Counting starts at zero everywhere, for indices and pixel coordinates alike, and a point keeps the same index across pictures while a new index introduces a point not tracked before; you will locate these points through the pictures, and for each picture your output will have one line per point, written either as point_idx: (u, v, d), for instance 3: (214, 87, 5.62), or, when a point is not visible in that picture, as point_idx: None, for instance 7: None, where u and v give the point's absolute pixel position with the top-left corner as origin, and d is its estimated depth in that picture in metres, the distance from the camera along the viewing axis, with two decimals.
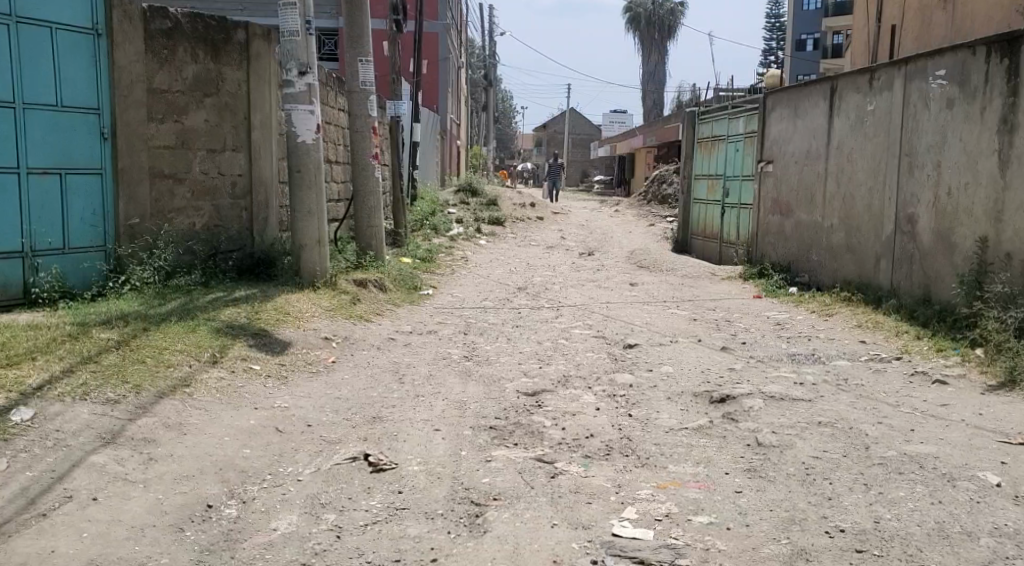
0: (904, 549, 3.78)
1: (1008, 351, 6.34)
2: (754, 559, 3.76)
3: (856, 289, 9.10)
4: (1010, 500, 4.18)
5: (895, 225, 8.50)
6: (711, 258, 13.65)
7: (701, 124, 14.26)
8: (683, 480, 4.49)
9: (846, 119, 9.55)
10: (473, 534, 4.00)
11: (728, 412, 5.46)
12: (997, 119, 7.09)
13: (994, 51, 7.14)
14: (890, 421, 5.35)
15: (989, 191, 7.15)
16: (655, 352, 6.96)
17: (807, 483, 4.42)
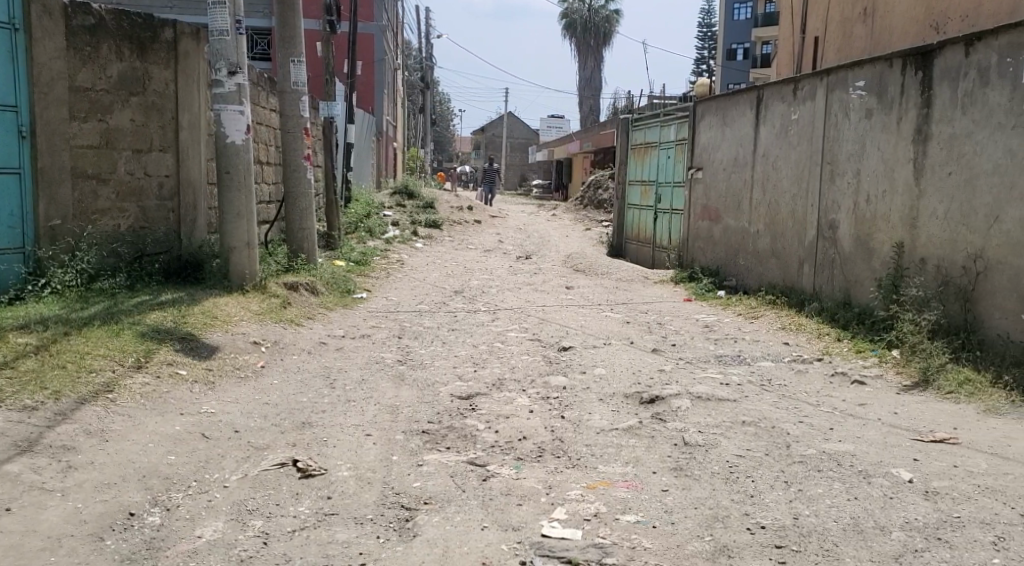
0: (821, 545, 3.91)
1: (922, 351, 6.60)
2: (678, 556, 3.85)
3: (782, 292, 9.35)
4: (920, 495, 4.34)
5: (818, 231, 8.76)
6: (645, 262, 13.85)
7: (635, 130, 14.47)
8: (612, 480, 4.56)
9: (772, 128, 9.81)
10: (403, 538, 4.00)
11: (657, 413, 5.56)
12: (912, 129, 7.36)
13: (909, 64, 7.41)
14: (810, 420, 5.52)
15: (905, 199, 7.41)
16: (589, 355, 7.05)
17: (730, 481, 4.54)
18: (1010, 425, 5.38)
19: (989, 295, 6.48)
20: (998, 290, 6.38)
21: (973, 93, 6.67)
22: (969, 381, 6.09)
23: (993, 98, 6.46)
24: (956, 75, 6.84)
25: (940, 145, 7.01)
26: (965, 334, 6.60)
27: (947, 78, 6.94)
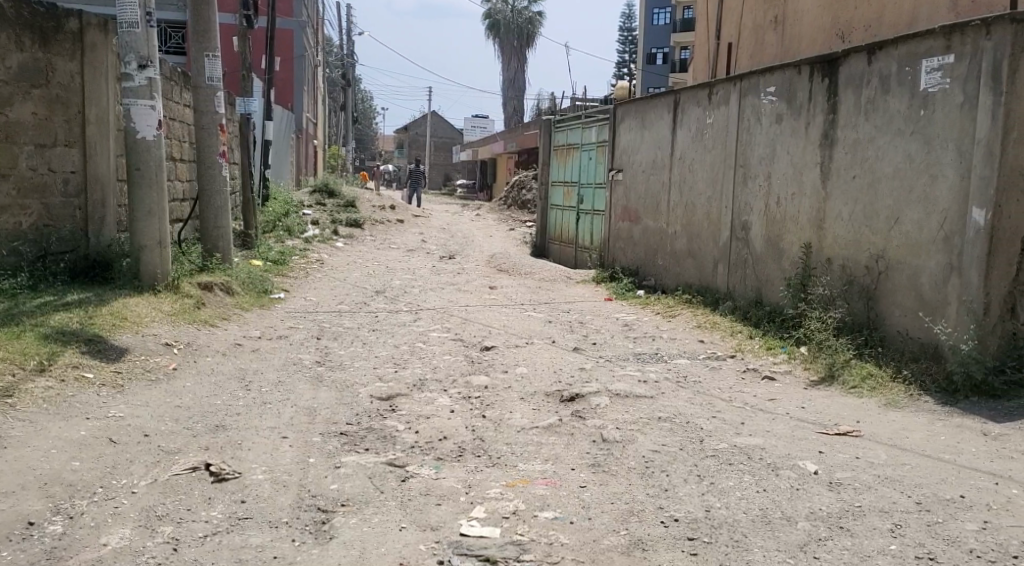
0: (731, 535, 4.01)
1: (828, 348, 6.83)
2: (594, 551, 3.91)
3: (698, 292, 9.57)
4: (825, 486, 4.50)
5: (732, 232, 8.99)
6: (567, 262, 13.98)
7: (557, 131, 14.59)
8: (531, 478, 4.59)
9: (688, 131, 10.03)
10: (319, 541, 3.97)
11: (577, 410, 5.64)
12: (819, 134, 7.61)
13: (816, 71, 7.67)
14: (723, 415, 5.66)
15: (813, 201, 7.67)
16: (510, 354, 7.10)
17: (646, 476, 4.63)
18: (908, 417, 5.61)
19: (889, 293, 6.74)
20: (898, 289, 6.64)
21: (875, 100, 6.93)
22: (871, 376, 6.35)
23: (893, 105, 6.73)
24: (859, 82, 7.11)
25: (844, 149, 7.27)
26: (868, 331, 6.86)
27: (851, 85, 7.20)
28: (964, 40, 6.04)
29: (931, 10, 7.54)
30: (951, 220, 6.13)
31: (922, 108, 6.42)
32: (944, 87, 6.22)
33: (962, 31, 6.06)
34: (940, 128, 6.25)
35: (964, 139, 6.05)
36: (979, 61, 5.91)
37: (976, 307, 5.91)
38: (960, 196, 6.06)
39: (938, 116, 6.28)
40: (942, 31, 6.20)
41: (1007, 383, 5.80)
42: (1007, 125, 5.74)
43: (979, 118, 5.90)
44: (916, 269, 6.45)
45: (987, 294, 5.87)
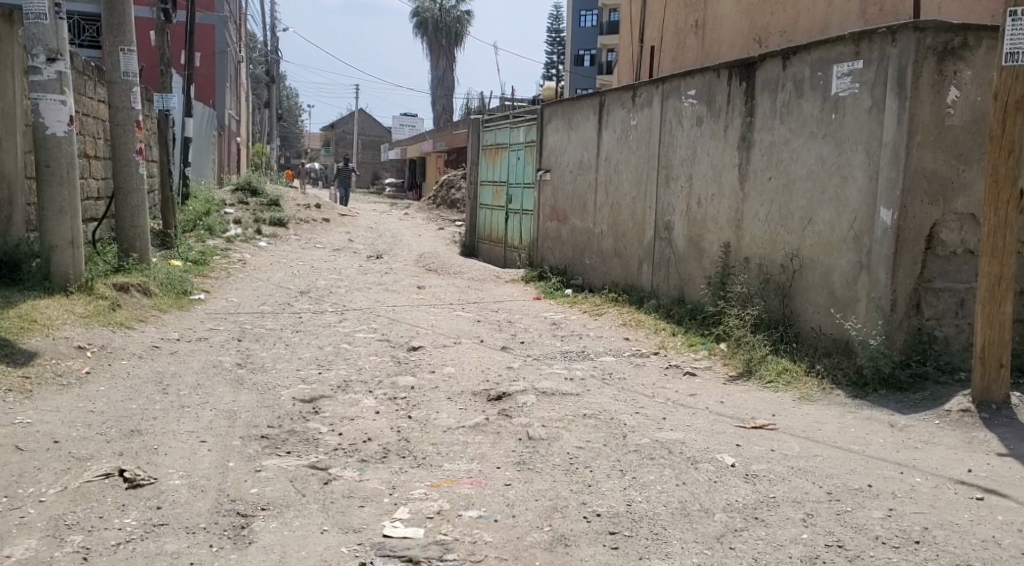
0: (652, 528, 4.07)
1: (746, 344, 7.02)
2: (517, 548, 3.92)
3: (624, 291, 9.71)
4: (742, 478, 4.62)
5: (655, 232, 9.15)
6: (497, 262, 14.02)
7: (485, 131, 14.62)
8: (457, 477, 4.60)
9: (613, 133, 10.17)
10: (238, 546, 3.91)
11: (504, 409, 5.67)
12: (737, 137, 7.80)
13: (734, 75, 7.86)
14: (646, 411, 5.76)
15: (732, 202, 7.86)
16: (437, 354, 7.09)
17: (570, 472, 4.68)
18: (821, 411, 5.80)
19: (803, 291, 6.96)
20: (811, 287, 6.86)
21: (790, 104, 7.14)
22: (786, 370, 6.54)
23: (806, 108, 6.94)
24: (774, 85, 7.31)
25: (761, 151, 7.47)
26: (783, 327, 7.07)
27: (768, 89, 7.40)
28: (872, 46, 6.27)
29: (843, 17, 7.80)
30: (861, 220, 6.35)
31: (833, 112, 6.64)
32: (854, 91, 6.44)
33: (870, 38, 6.28)
34: (851, 131, 6.47)
35: (872, 142, 6.27)
36: (886, 66, 6.14)
37: (883, 304, 6.12)
38: (869, 197, 6.28)
39: (848, 120, 6.50)
40: (852, 37, 6.42)
41: (913, 376, 6.03)
42: (912, 128, 5.97)
43: (886, 122, 6.13)
44: (828, 267, 6.67)
45: (894, 292, 6.10)
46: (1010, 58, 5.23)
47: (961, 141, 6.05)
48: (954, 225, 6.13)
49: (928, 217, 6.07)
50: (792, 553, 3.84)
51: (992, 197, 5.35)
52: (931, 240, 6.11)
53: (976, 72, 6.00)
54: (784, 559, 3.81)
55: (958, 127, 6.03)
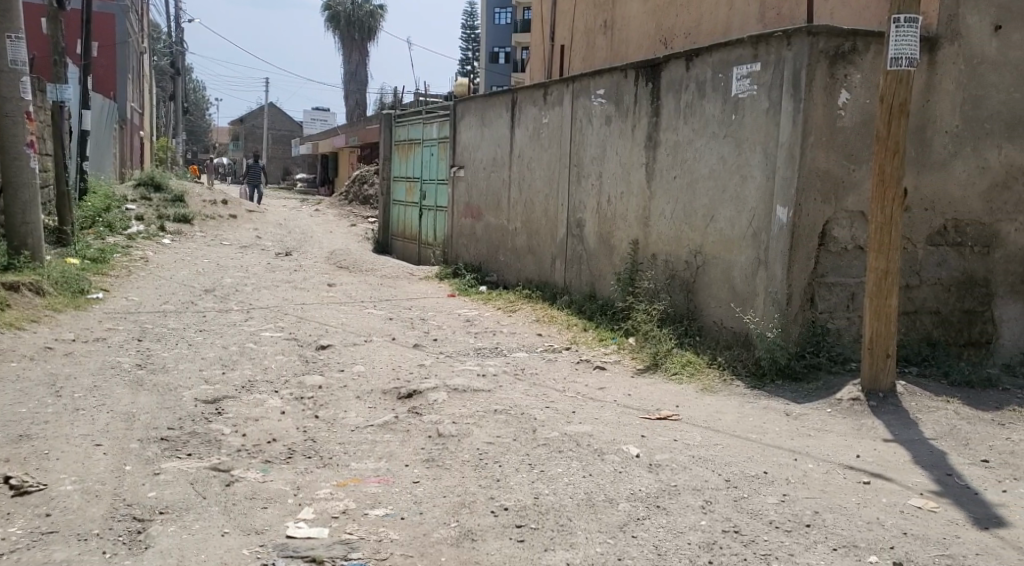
0: (557, 520, 4.12)
1: (653, 338, 7.18)
2: (423, 544, 3.91)
3: (537, 287, 9.82)
4: (646, 468, 4.73)
5: (567, 229, 9.27)
6: (411, 259, 13.96)
7: (398, 127, 14.53)
8: (363, 476, 4.57)
9: (525, 130, 10.26)
10: (132, 551, 3.82)
11: (414, 406, 5.66)
12: (644, 136, 7.96)
13: (640, 75, 8.02)
14: (555, 405, 5.83)
15: (640, 199, 8.03)
16: (347, 353, 7.02)
17: (479, 467, 4.71)
18: (722, 401, 5.97)
19: (707, 286, 7.15)
20: (713, 282, 7.06)
21: (692, 104, 7.32)
22: (690, 363, 6.72)
23: (708, 109, 7.13)
24: (679, 86, 7.48)
25: (666, 151, 7.64)
26: (687, 321, 7.26)
27: (672, 90, 7.58)
28: (769, 50, 6.48)
29: (743, 20, 8.04)
30: (759, 218, 6.57)
31: (733, 113, 6.84)
32: (752, 93, 6.64)
33: (767, 41, 6.49)
34: (750, 131, 6.67)
35: (769, 142, 6.49)
36: (782, 69, 6.36)
37: (780, 298, 6.34)
38: (766, 196, 6.49)
39: (747, 120, 6.71)
40: (750, 40, 6.62)
41: (807, 367, 6.27)
42: (805, 129, 6.20)
43: (782, 123, 6.35)
44: (729, 264, 6.87)
45: (790, 286, 6.32)
46: (894, 63, 5.47)
47: (852, 141, 6.31)
48: (845, 223, 6.38)
49: (821, 214, 6.31)
50: (691, 539, 3.95)
51: (879, 196, 5.60)
52: (825, 237, 6.35)
53: (865, 75, 6.27)
54: (683, 545, 3.91)
55: (849, 128, 6.29)
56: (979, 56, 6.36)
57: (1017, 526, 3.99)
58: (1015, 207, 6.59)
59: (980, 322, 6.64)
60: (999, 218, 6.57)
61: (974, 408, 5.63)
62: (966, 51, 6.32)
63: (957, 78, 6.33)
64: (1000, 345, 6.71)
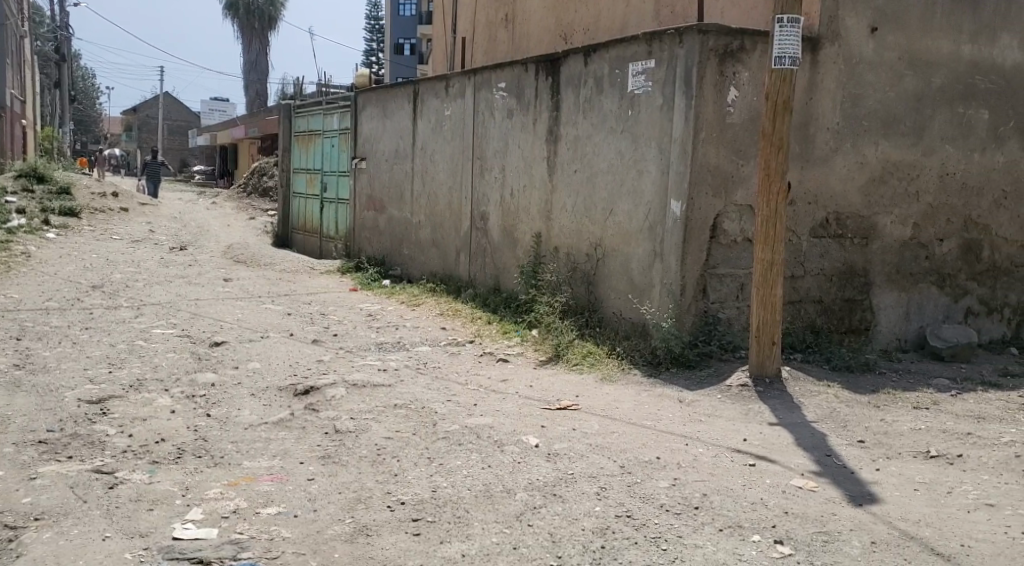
0: (454, 512, 4.13)
1: (556, 330, 7.25)
2: (317, 542, 3.86)
3: (441, 281, 9.81)
4: (544, 458, 4.79)
5: (471, 222, 9.29)
6: (312, 253, 13.73)
7: (297, 118, 14.25)
8: (256, 475, 4.49)
9: (428, 123, 10.22)
10: (4, 560, 3.65)
11: (310, 403, 5.57)
12: (544, 130, 8.04)
13: (540, 69, 8.10)
14: (457, 398, 5.84)
15: (541, 193, 8.10)
16: (242, 349, 6.86)
17: (376, 463, 4.68)
18: (620, 390, 6.09)
19: (606, 278, 7.27)
20: (612, 275, 7.19)
21: (591, 99, 7.43)
22: (591, 354, 6.82)
23: (605, 104, 7.25)
24: (577, 81, 7.59)
25: (566, 145, 7.73)
26: (588, 313, 7.37)
27: (571, 85, 7.67)
28: (662, 47, 6.62)
29: (639, 17, 8.19)
30: (654, 211, 6.71)
31: (629, 108, 6.96)
32: (647, 89, 6.78)
33: (660, 38, 6.63)
34: (645, 127, 6.81)
35: (663, 138, 6.64)
36: (674, 66, 6.50)
37: (675, 289, 6.50)
38: (661, 190, 6.64)
39: (643, 116, 6.84)
40: (645, 37, 6.75)
41: (700, 355, 6.45)
42: (697, 125, 6.37)
43: (676, 119, 6.50)
44: (627, 256, 7.01)
45: (684, 278, 6.48)
46: (778, 61, 5.67)
47: (740, 137, 6.51)
48: (735, 216, 6.58)
49: (712, 208, 6.49)
50: (585, 526, 4.02)
51: (764, 191, 5.80)
52: (715, 230, 6.54)
53: (752, 73, 6.47)
54: (577, 532, 3.97)
55: (737, 124, 6.48)
56: (858, 56, 6.65)
57: (889, 502, 4.20)
58: (891, 201, 6.92)
59: (859, 310, 6.94)
60: (877, 212, 6.89)
61: (853, 392, 5.89)
62: (845, 52, 6.60)
63: (837, 77, 6.60)
64: (878, 332, 7.03)
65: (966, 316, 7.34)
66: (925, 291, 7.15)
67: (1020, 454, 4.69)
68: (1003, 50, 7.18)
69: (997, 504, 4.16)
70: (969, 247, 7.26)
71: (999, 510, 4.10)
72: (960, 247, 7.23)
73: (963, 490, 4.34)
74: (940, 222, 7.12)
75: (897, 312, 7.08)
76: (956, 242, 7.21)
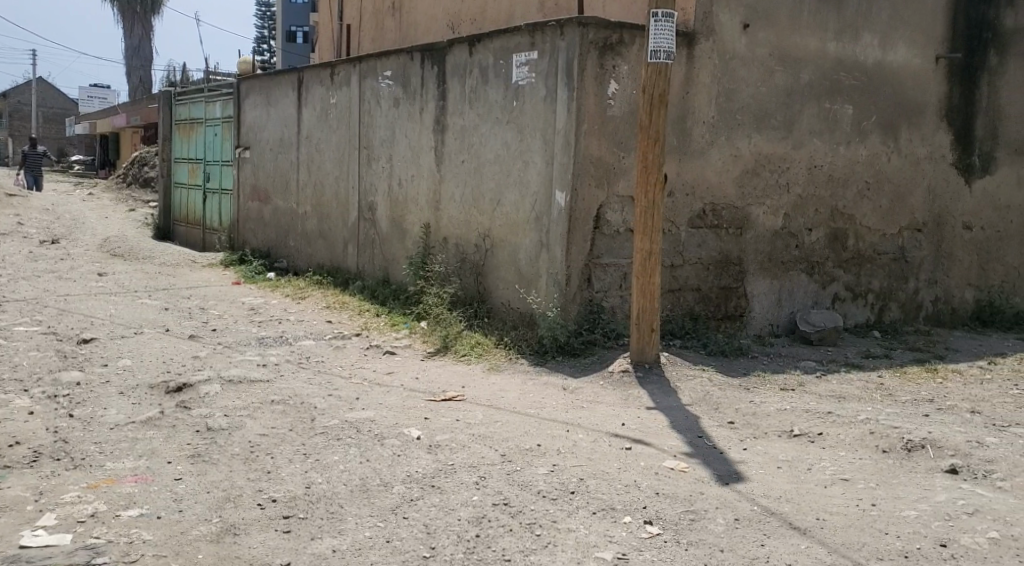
0: (328, 508, 4.07)
1: (443, 320, 7.23)
2: (179, 543, 3.74)
3: (328, 273, 9.64)
4: (424, 449, 4.76)
5: (358, 212, 9.17)
6: (195, 245, 13.28)
7: (178, 105, 13.78)
8: (119, 476, 4.32)
9: (313, 111, 10.02)
10: None
11: (182, 401, 5.39)
12: (431, 120, 8.01)
13: (425, 59, 8.06)
14: (338, 392, 5.75)
15: (429, 183, 8.06)
16: (113, 346, 6.59)
17: (249, 460, 4.57)
18: (505, 380, 6.12)
19: (494, 268, 7.29)
20: (501, 266, 7.20)
21: (476, 90, 7.43)
22: (479, 344, 6.83)
23: (491, 94, 7.25)
24: (462, 71, 7.57)
25: (453, 135, 7.71)
26: (477, 304, 7.37)
27: (456, 75, 7.66)
28: (544, 38, 6.68)
29: (524, 9, 8.24)
30: (540, 202, 6.76)
31: (514, 99, 6.99)
32: (530, 81, 6.82)
33: (542, 30, 6.69)
34: (530, 118, 6.85)
35: (548, 129, 6.69)
36: (556, 58, 6.57)
37: (560, 279, 6.57)
38: (546, 180, 6.70)
39: (527, 107, 6.88)
40: (527, 29, 6.80)
41: (585, 343, 6.54)
42: (579, 117, 6.44)
43: (559, 110, 6.56)
44: (515, 246, 7.03)
45: (569, 269, 6.55)
46: (653, 55, 5.80)
47: (621, 129, 6.62)
48: (617, 207, 6.67)
49: (595, 199, 6.58)
50: (461, 516, 4.01)
51: (642, 181, 5.92)
52: (599, 221, 6.62)
53: (631, 67, 6.58)
54: (452, 522, 3.97)
55: (618, 117, 6.59)
56: (731, 52, 6.85)
57: (753, 480, 4.35)
58: (764, 192, 7.16)
59: (735, 297, 7.17)
60: (750, 203, 7.12)
61: (725, 375, 6.10)
62: (719, 47, 6.79)
63: (712, 72, 6.79)
64: (752, 318, 7.28)
65: (833, 301, 7.67)
66: (795, 278, 7.44)
67: (874, 430, 4.92)
68: (866, 48, 7.53)
69: (851, 478, 4.37)
70: (836, 236, 7.59)
71: (853, 484, 4.31)
72: (828, 235, 7.55)
73: (822, 466, 4.54)
74: (809, 212, 7.42)
75: (769, 299, 7.34)
76: (824, 232, 7.52)
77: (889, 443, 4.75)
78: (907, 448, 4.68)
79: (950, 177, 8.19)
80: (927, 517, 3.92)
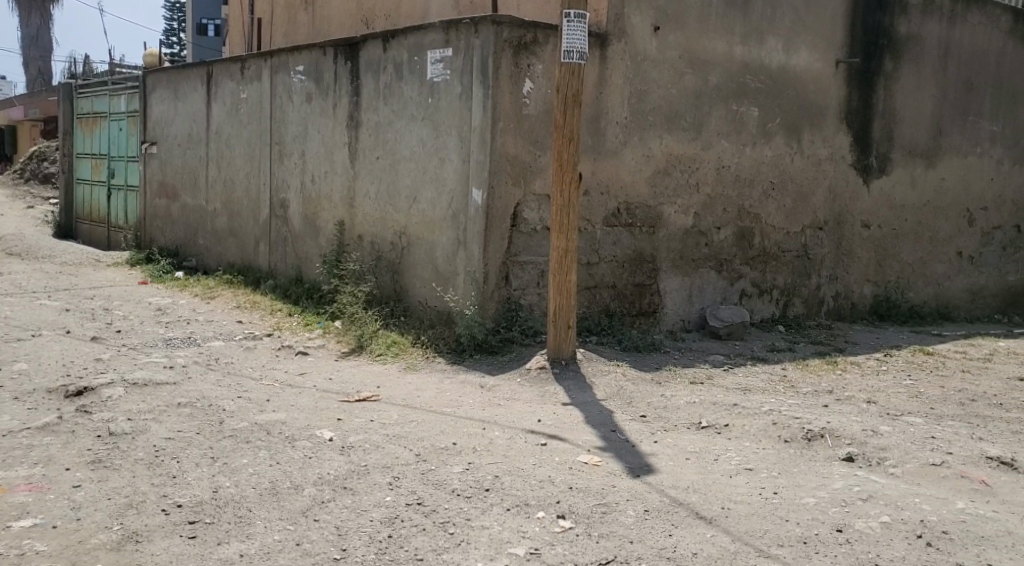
0: (236, 512, 4.00)
1: (359, 319, 7.16)
2: (77, 552, 3.62)
3: (239, 272, 9.43)
4: (337, 450, 4.71)
5: (270, 210, 9.00)
6: (99, 244, 12.82)
7: (80, 98, 13.28)
8: (12, 485, 4.15)
9: (222, 106, 9.80)
10: None
11: (83, 405, 5.21)
12: (344, 116, 7.92)
13: (338, 54, 7.96)
14: (248, 394, 5.64)
15: (344, 180, 7.97)
16: (8, 349, 6.32)
17: (153, 465, 4.44)
18: (421, 378, 6.10)
19: (410, 267, 7.25)
20: (417, 264, 7.17)
21: (390, 86, 7.38)
22: (395, 343, 6.78)
23: (406, 91, 7.21)
24: (376, 67, 7.51)
25: (368, 132, 7.63)
26: (393, 302, 7.32)
27: (371, 71, 7.59)
28: (459, 36, 6.67)
29: (438, 6, 8.21)
30: (457, 200, 6.76)
31: (429, 96, 6.97)
32: (445, 78, 6.81)
33: (456, 28, 6.68)
34: (445, 115, 6.84)
35: (463, 126, 6.69)
36: (471, 56, 6.58)
37: (477, 277, 6.57)
38: (462, 179, 6.70)
39: (443, 104, 6.87)
40: (441, 26, 6.78)
41: (502, 341, 6.56)
42: (495, 116, 6.45)
43: (474, 108, 6.57)
44: (431, 245, 7.01)
45: (485, 267, 6.56)
46: (567, 55, 5.85)
47: (536, 128, 6.66)
48: (533, 205, 6.71)
49: (511, 197, 6.60)
50: (373, 516, 3.99)
51: (558, 179, 5.97)
52: (515, 219, 6.65)
53: (545, 66, 6.63)
54: (365, 523, 3.94)
55: (533, 116, 6.63)
56: (642, 53, 6.96)
57: (662, 472, 4.45)
58: (675, 191, 7.31)
59: (648, 294, 7.29)
60: (662, 201, 7.26)
61: (638, 370, 6.21)
62: (630, 48, 6.90)
63: (623, 72, 6.89)
64: (664, 315, 7.42)
65: (741, 297, 7.88)
66: (705, 275, 7.62)
67: (777, 421, 5.09)
68: (771, 52, 7.75)
69: (755, 468, 4.50)
70: (743, 234, 7.80)
71: (757, 474, 4.44)
72: (736, 233, 7.76)
73: (727, 457, 4.66)
74: (718, 210, 7.60)
75: (681, 295, 7.50)
76: (732, 230, 7.72)
77: (791, 433, 4.91)
78: (807, 438, 4.85)
79: (850, 177, 8.51)
80: (825, 504, 4.07)
